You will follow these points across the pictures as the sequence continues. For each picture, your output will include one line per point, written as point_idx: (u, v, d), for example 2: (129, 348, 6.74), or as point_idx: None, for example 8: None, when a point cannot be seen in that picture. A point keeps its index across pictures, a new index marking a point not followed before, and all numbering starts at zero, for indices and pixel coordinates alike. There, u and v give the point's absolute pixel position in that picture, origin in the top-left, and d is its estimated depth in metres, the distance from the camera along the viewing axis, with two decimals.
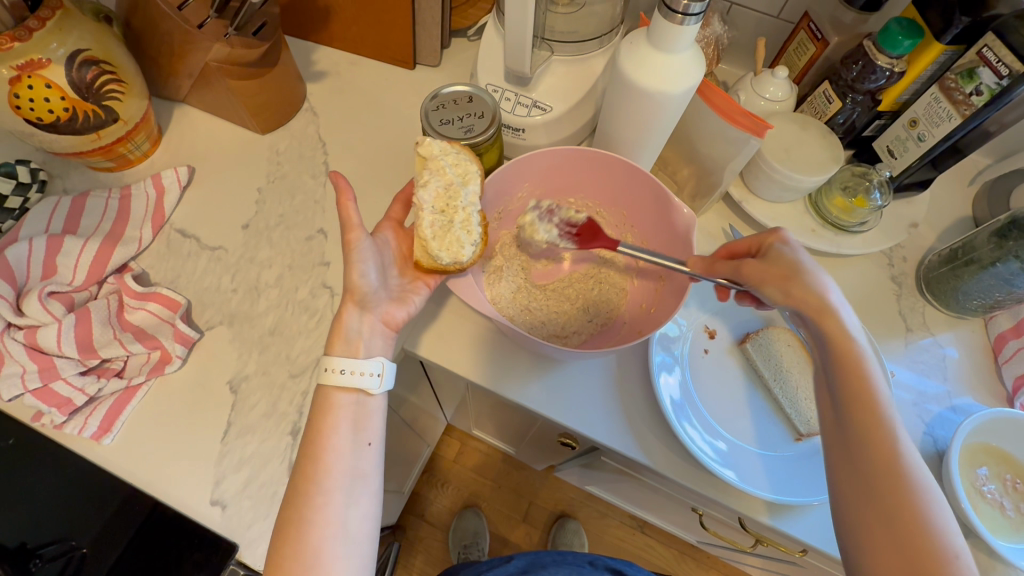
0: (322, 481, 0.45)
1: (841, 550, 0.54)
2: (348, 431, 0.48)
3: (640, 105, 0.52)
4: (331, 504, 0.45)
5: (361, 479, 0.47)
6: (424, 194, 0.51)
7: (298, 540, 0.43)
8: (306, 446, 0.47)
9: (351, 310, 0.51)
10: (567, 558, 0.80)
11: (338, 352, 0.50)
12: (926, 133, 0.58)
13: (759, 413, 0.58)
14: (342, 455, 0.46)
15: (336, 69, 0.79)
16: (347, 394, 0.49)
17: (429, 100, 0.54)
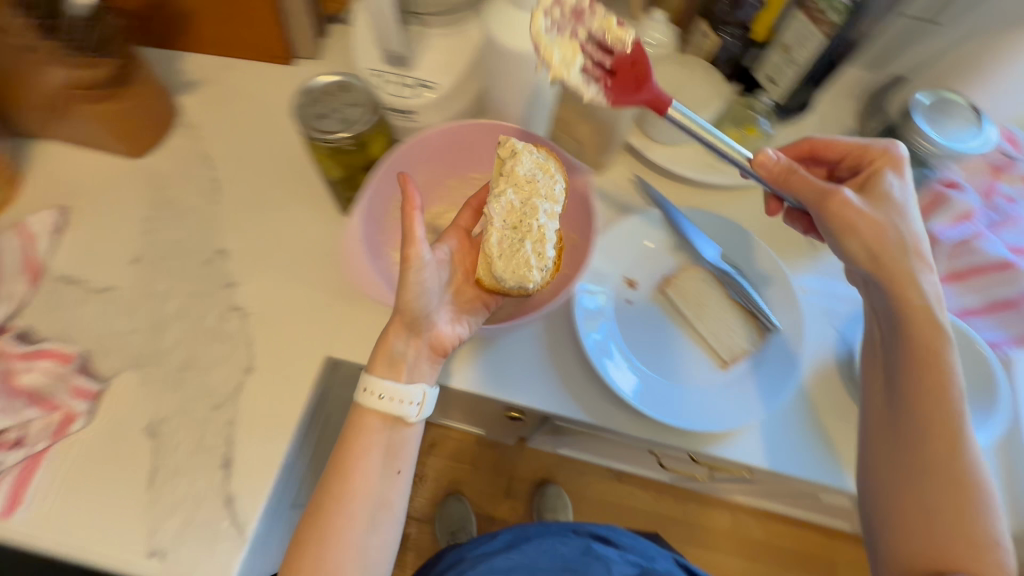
0: (349, 502, 0.48)
1: (784, 463, 0.58)
2: (382, 453, 0.50)
3: (518, 67, 0.52)
4: (354, 527, 0.48)
5: (384, 508, 0.50)
6: (495, 207, 0.52)
7: (320, 556, 0.47)
8: (337, 467, 0.50)
9: (397, 332, 0.51)
10: (551, 528, 0.79)
11: (380, 372, 0.51)
12: (799, 56, 0.60)
13: (689, 354, 0.60)
14: (373, 480, 0.49)
15: (207, 74, 0.73)
16: (382, 419, 0.51)
17: (299, 96, 0.51)
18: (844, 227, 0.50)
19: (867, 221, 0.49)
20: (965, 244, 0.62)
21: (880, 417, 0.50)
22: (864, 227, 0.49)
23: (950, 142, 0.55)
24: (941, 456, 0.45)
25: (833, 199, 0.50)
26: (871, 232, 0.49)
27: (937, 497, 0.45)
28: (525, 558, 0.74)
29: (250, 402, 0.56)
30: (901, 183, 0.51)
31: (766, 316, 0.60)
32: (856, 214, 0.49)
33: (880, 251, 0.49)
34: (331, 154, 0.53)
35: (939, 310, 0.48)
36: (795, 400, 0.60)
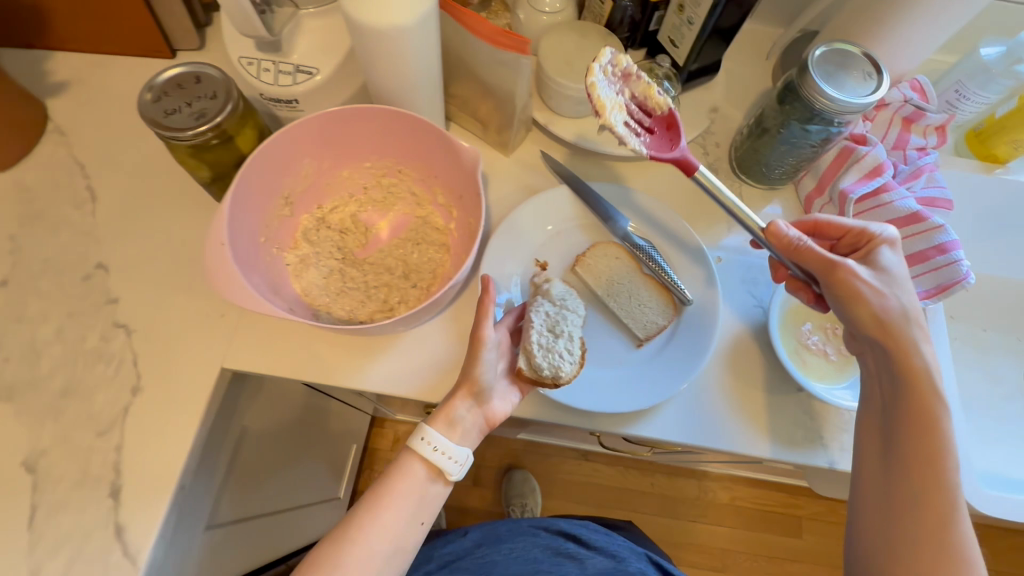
0: (371, 536, 0.47)
1: (709, 438, 0.56)
2: (416, 493, 0.49)
3: (384, 49, 0.47)
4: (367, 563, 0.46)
5: (400, 551, 0.48)
6: (535, 316, 0.55)
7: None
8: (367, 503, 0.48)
9: (462, 397, 0.50)
10: (522, 526, 0.76)
11: (438, 427, 0.50)
12: (693, 15, 0.57)
13: (603, 335, 0.59)
14: (402, 523, 0.48)
15: (80, 75, 0.68)
16: (425, 467, 0.50)
17: (144, 92, 0.46)
18: (849, 295, 0.49)
19: (865, 298, 0.49)
20: (876, 198, 0.61)
21: (873, 459, 0.48)
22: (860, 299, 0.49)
23: (848, 98, 0.52)
24: (929, 516, 0.43)
25: (835, 274, 0.50)
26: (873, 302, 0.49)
27: (927, 553, 0.43)
28: (490, 559, 0.71)
29: (138, 425, 0.52)
30: (894, 255, 0.51)
31: (679, 287, 0.58)
32: (865, 290, 0.49)
33: (881, 331, 0.48)
34: (193, 152, 0.49)
35: (937, 377, 0.46)
36: (715, 371, 0.58)
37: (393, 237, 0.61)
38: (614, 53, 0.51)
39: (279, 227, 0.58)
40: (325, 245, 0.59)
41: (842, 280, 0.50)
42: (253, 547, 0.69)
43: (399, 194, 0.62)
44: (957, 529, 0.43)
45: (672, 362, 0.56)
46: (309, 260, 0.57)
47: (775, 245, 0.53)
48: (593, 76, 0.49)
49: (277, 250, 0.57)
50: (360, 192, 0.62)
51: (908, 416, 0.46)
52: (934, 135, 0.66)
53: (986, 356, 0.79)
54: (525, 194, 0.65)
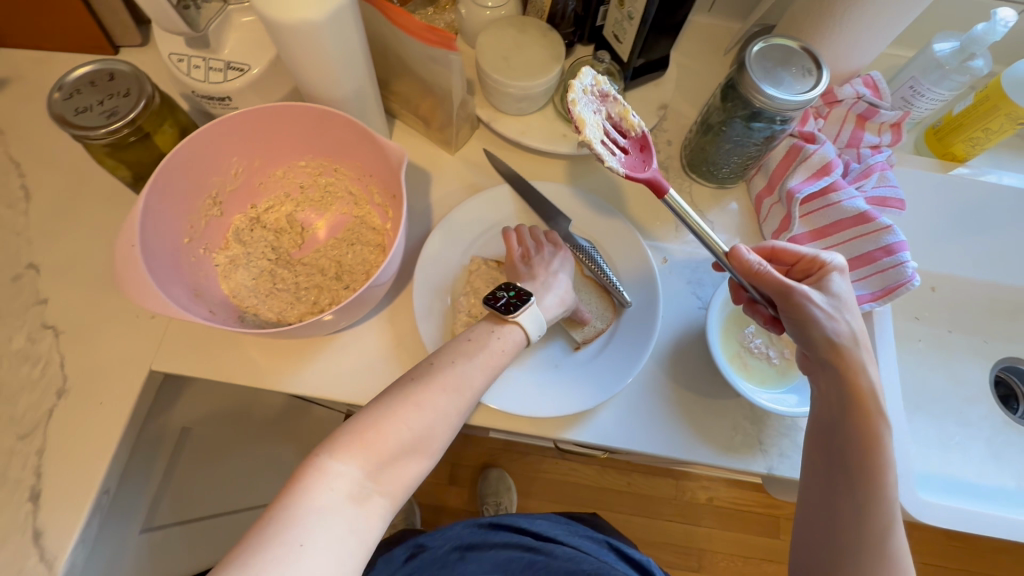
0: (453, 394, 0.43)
1: (644, 442, 0.55)
2: (506, 347, 0.48)
3: (301, 46, 0.46)
4: (444, 401, 0.43)
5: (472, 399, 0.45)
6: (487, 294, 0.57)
7: (385, 431, 0.39)
8: (463, 355, 0.45)
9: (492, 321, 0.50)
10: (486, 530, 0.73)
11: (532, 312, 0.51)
12: (633, 10, 0.56)
13: (540, 337, 0.58)
14: (490, 375, 0.46)
15: (19, 72, 0.67)
16: (517, 328, 0.49)
17: (54, 90, 0.45)
18: (802, 318, 0.47)
19: (813, 325, 0.46)
20: (824, 197, 0.59)
21: (815, 464, 0.46)
22: (808, 322, 0.47)
23: (787, 95, 0.51)
24: (868, 528, 0.42)
25: (790, 300, 0.47)
26: (817, 327, 0.46)
27: (864, 562, 0.42)
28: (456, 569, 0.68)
29: (62, 426, 0.52)
30: (842, 280, 0.49)
31: (618, 289, 0.57)
32: (817, 316, 0.46)
33: (829, 347, 0.46)
34: (110, 151, 0.48)
35: (880, 396, 0.45)
36: (653, 373, 0.57)
37: (329, 238, 0.60)
38: (593, 73, 0.50)
39: (208, 228, 0.57)
40: (256, 246, 0.58)
41: (792, 307, 0.47)
42: (197, 547, 0.69)
43: (336, 193, 0.61)
44: (894, 540, 0.42)
45: (606, 366, 0.55)
46: (239, 263, 0.57)
47: (735, 268, 0.49)
48: (573, 92, 0.48)
49: (206, 252, 0.56)
50: (297, 191, 0.61)
51: (853, 422, 0.44)
52: (889, 133, 0.63)
53: (948, 358, 0.78)
54: (468, 193, 0.64)
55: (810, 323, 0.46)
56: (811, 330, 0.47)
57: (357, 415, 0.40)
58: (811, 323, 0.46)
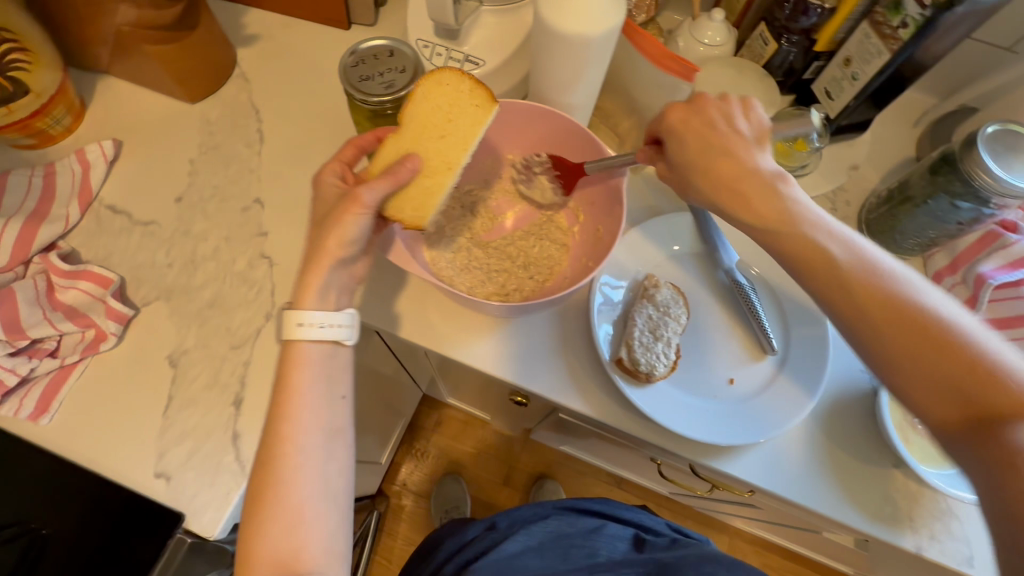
0: (297, 439, 0.43)
1: (785, 487, 0.56)
2: (323, 374, 0.46)
3: (565, 54, 0.50)
4: (309, 463, 0.43)
5: (338, 433, 0.46)
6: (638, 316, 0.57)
7: (259, 514, 0.42)
8: (272, 416, 0.44)
9: (330, 265, 0.46)
10: (542, 509, 0.76)
11: (307, 306, 0.46)
12: (859, 72, 0.57)
13: (704, 363, 0.59)
14: (315, 391, 0.45)
15: (268, 32, 0.75)
16: (318, 346, 0.46)
17: (347, 56, 0.52)
18: (678, 175, 0.48)
19: (701, 141, 0.45)
20: (1016, 289, 0.57)
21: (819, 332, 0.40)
22: (703, 157, 0.45)
23: (1015, 180, 0.51)
24: (897, 326, 0.35)
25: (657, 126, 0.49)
26: (700, 155, 0.45)
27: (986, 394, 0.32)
28: (529, 538, 0.69)
29: (267, 346, 0.58)
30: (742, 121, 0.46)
31: (767, 336, 0.58)
32: (696, 135, 0.45)
33: (727, 202, 0.43)
34: (371, 116, 0.54)
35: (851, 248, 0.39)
36: (807, 424, 0.58)
37: (517, 228, 0.64)
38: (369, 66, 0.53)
39: None
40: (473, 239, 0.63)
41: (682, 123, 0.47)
42: None
43: (530, 188, 0.65)
44: (909, 297, 0.36)
45: (770, 407, 0.56)
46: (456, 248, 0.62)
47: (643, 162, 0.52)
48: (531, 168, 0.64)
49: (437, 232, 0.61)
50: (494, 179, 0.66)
51: (803, 273, 0.40)
52: None
53: None
54: (646, 214, 0.66)
55: (680, 139, 0.46)
56: (721, 170, 0.44)
57: (249, 493, 0.44)
58: (705, 172, 0.44)
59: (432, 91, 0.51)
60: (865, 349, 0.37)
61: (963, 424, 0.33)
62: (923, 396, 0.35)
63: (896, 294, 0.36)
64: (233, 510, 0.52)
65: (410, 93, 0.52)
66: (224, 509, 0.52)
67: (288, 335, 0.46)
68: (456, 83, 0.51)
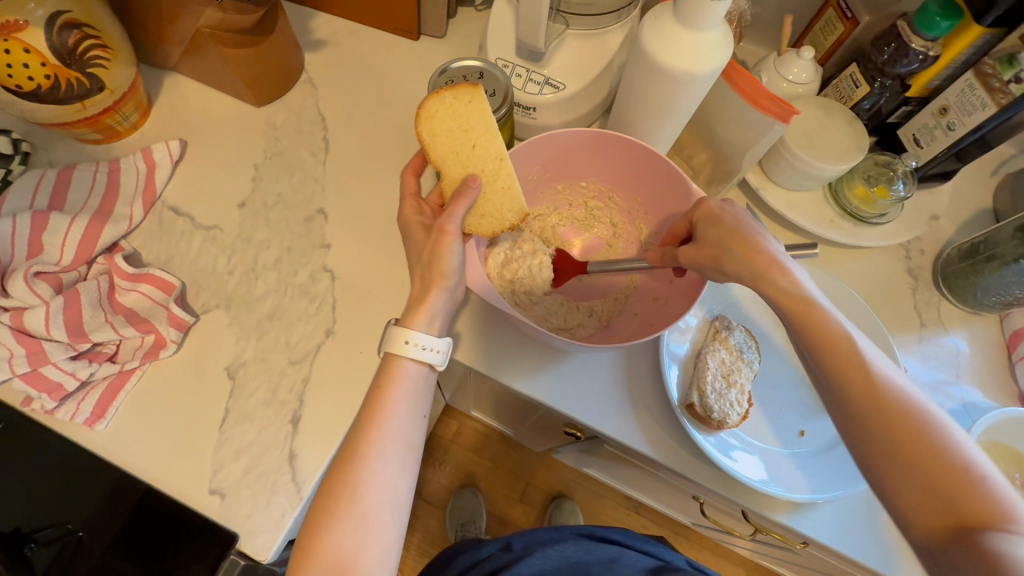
0: (382, 443, 0.43)
1: (846, 544, 0.54)
2: (410, 390, 0.46)
3: (664, 87, 0.49)
4: (385, 470, 0.42)
5: (412, 450, 0.44)
6: (711, 358, 0.55)
7: (327, 510, 0.40)
8: (362, 417, 0.44)
9: (438, 293, 0.47)
10: (561, 533, 0.73)
11: (416, 326, 0.46)
12: (955, 122, 0.56)
13: (773, 411, 0.57)
14: (405, 405, 0.44)
15: (336, 37, 0.73)
16: (413, 367, 0.46)
17: (437, 76, 0.52)
18: (716, 248, 0.45)
19: (733, 223, 0.45)
20: None
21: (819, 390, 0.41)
22: (734, 236, 0.44)
23: None
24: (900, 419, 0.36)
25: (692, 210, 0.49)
26: (732, 232, 0.44)
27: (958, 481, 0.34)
28: (544, 562, 0.66)
29: (326, 364, 0.56)
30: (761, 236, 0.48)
31: None
32: (734, 217, 0.45)
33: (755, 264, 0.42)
34: None
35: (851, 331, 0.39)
36: None
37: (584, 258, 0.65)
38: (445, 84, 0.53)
39: None
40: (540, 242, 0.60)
41: (703, 214, 0.47)
42: None
43: (600, 218, 0.66)
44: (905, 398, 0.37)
45: (842, 461, 0.54)
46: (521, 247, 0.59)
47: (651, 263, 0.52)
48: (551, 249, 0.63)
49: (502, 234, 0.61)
50: (565, 207, 0.66)
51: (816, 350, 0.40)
52: None
53: None
54: None
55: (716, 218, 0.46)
56: (751, 248, 0.43)
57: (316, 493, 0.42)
58: (740, 245, 0.43)
59: (435, 126, 0.49)
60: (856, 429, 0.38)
61: (941, 531, 0.34)
62: (903, 492, 0.36)
63: (889, 396, 0.37)
64: (287, 533, 0.51)
65: (422, 144, 0.50)
66: (278, 532, 0.50)
67: (392, 350, 0.46)
68: (448, 104, 0.49)
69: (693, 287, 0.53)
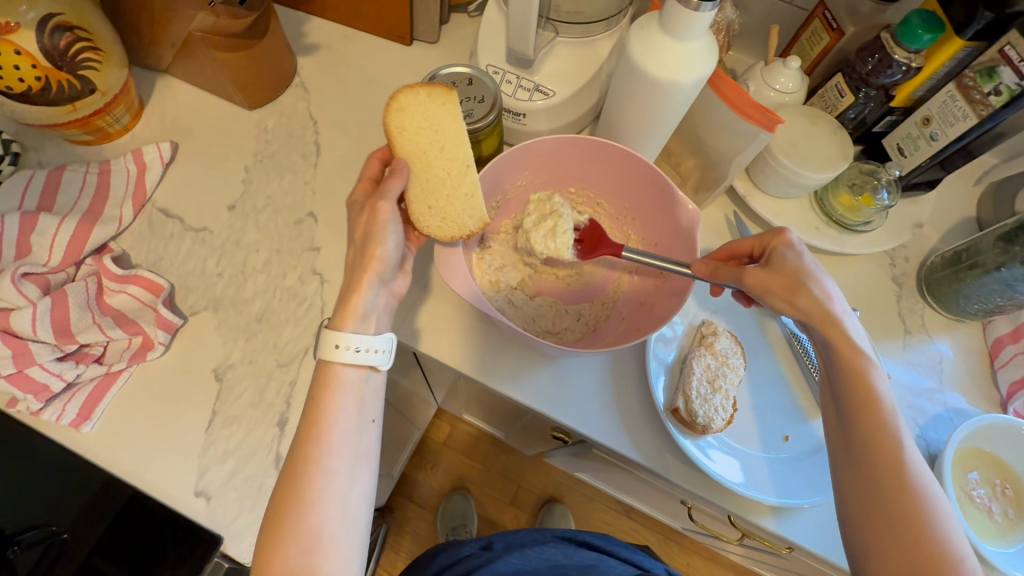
0: (326, 460, 0.41)
1: (825, 548, 0.54)
2: (355, 399, 0.44)
3: (649, 95, 0.50)
4: (332, 484, 0.41)
5: (363, 459, 0.43)
6: (697, 363, 0.56)
7: (275, 532, 0.39)
8: (301, 434, 0.42)
9: (370, 282, 0.46)
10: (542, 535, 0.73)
11: (347, 328, 0.44)
12: (938, 133, 0.57)
13: (758, 416, 0.57)
14: (344, 416, 0.43)
15: (329, 42, 0.74)
16: (352, 370, 0.45)
17: (426, 82, 0.52)
18: (792, 279, 0.45)
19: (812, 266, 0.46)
20: None
21: (837, 445, 0.43)
22: (813, 278, 0.45)
23: None
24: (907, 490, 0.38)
25: (767, 237, 0.49)
26: (815, 275, 0.46)
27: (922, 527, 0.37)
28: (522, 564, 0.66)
29: (314, 367, 0.57)
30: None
31: None
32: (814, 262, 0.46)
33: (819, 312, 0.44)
34: None
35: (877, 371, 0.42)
36: None
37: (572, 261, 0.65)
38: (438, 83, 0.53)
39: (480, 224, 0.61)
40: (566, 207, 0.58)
41: (781, 244, 0.48)
42: None
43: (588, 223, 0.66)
44: (917, 477, 0.38)
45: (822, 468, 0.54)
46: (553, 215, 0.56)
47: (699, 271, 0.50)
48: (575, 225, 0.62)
49: (533, 199, 0.60)
50: None
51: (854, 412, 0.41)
52: None
53: None
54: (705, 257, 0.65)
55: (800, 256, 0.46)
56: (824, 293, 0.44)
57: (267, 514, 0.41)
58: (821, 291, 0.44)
59: (404, 119, 0.49)
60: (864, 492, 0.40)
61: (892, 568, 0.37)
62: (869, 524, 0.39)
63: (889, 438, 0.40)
64: None
65: (389, 136, 0.49)
66: None
67: (327, 356, 0.44)
68: (419, 101, 0.49)
69: (681, 288, 0.54)
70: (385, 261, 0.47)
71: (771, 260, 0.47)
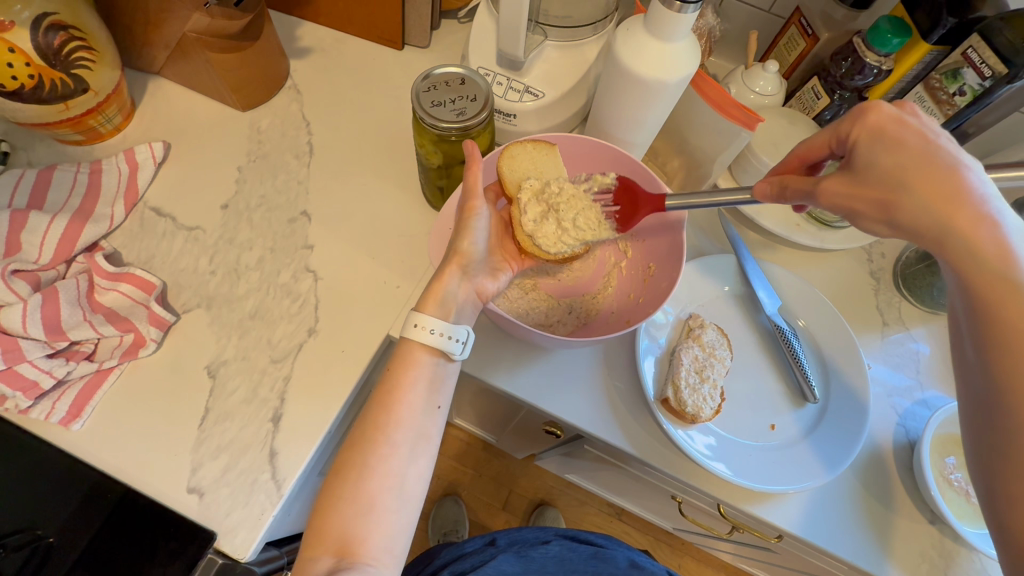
0: (392, 432, 0.46)
1: (818, 535, 0.55)
2: (427, 379, 0.48)
3: (636, 93, 0.52)
4: (394, 457, 0.45)
5: (425, 440, 0.47)
6: (684, 356, 0.57)
7: (337, 491, 0.44)
8: (371, 409, 0.47)
9: (453, 272, 0.50)
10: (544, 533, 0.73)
11: (428, 311, 0.49)
12: None
13: (746, 407, 0.59)
14: (417, 391, 0.47)
15: (321, 46, 0.75)
16: (429, 353, 0.49)
17: (420, 81, 0.53)
18: (881, 186, 0.37)
19: (910, 148, 0.36)
20: None
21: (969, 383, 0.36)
22: (914, 166, 0.35)
23: None
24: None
25: (845, 126, 0.40)
26: (916, 164, 0.35)
27: None
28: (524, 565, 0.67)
29: (308, 363, 0.57)
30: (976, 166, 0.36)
31: (808, 384, 0.58)
32: (917, 138, 0.36)
33: (924, 226, 0.35)
34: (435, 141, 0.54)
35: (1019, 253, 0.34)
36: (847, 477, 0.58)
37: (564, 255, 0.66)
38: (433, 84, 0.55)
39: None
40: (580, 195, 0.56)
41: (866, 132, 0.38)
42: None
43: None
44: None
45: (806, 457, 0.55)
46: (552, 212, 0.54)
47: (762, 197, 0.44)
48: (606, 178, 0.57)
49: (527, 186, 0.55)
50: None
51: (991, 365, 0.35)
52: None
53: None
54: (691, 253, 0.67)
55: (893, 142, 0.37)
56: (931, 190, 0.35)
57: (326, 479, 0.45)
58: (923, 187, 0.35)
59: (514, 165, 0.57)
60: (1000, 466, 0.35)
61: None
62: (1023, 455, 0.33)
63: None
64: (266, 530, 0.50)
65: (500, 174, 0.57)
66: (256, 531, 0.50)
67: (410, 336, 0.48)
68: (528, 153, 0.57)
69: (672, 275, 0.57)
70: (471, 255, 0.51)
71: (854, 159, 0.39)
